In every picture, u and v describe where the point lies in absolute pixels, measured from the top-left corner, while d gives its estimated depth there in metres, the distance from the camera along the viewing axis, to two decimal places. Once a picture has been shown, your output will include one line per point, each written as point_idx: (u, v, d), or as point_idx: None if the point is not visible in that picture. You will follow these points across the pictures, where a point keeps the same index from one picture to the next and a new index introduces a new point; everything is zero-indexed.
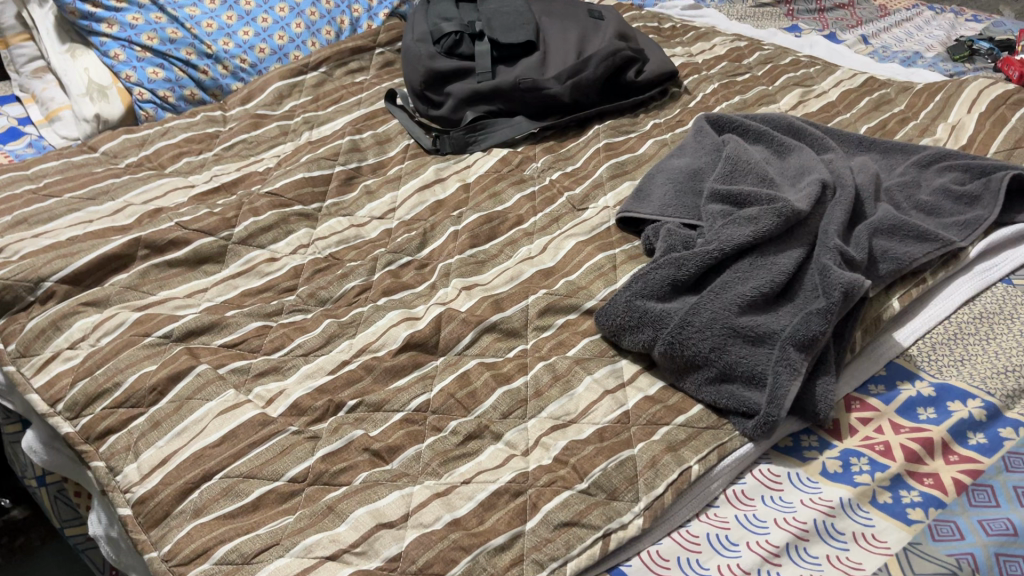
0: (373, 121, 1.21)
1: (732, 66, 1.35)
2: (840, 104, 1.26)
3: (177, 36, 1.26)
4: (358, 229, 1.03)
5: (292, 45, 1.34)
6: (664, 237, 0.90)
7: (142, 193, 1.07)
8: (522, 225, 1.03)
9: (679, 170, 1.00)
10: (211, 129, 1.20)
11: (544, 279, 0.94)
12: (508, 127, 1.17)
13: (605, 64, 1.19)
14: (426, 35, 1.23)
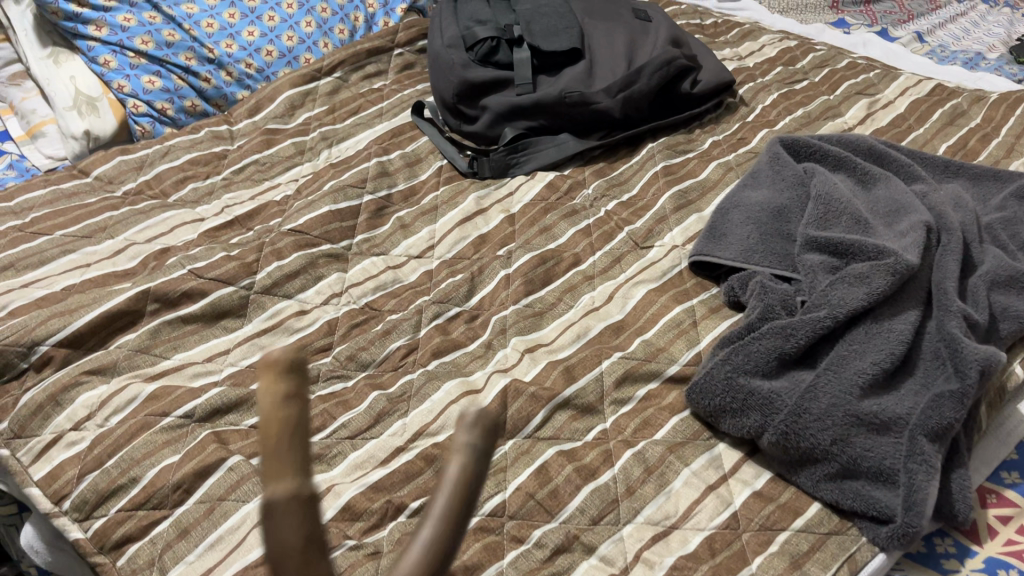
0: (399, 139, 1.09)
1: (787, 72, 1.23)
2: (911, 116, 1.15)
3: (174, 39, 1.12)
4: (394, 272, 0.91)
5: (302, 46, 1.20)
6: (758, 294, 0.79)
7: (145, 228, 0.94)
8: (579, 266, 0.91)
9: (760, 207, 0.89)
10: (218, 148, 1.06)
11: (615, 336, 0.82)
12: (554, 146, 1.05)
13: (659, 75, 1.07)
14: (457, 40, 1.09)
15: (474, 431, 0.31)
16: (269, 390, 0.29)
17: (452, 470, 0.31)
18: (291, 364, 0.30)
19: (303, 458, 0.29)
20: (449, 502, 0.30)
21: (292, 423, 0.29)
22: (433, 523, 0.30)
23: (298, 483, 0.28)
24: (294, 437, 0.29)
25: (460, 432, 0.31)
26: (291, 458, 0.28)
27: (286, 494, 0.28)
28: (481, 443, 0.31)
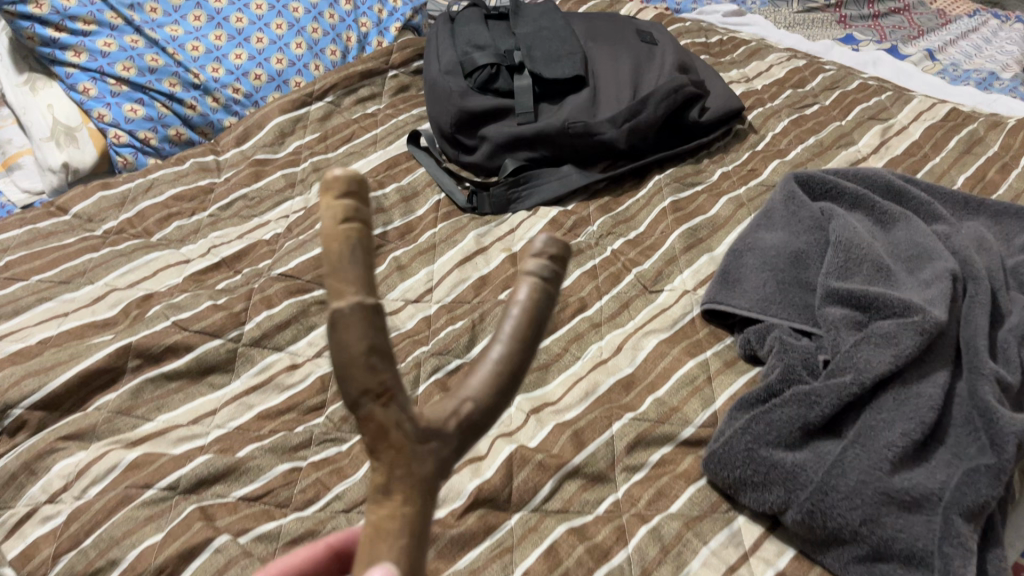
0: (394, 171, 1.04)
1: (797, 95, 1.19)
2: (926, 144, 1.11)
3: (158, 64, 1.07)
4: (390, 319, 0.87)
5: (292, 69, 1.15)
6: (777, 352, 0.75)
7: (126, 272, 0.89)
8: (586, 311, 0.87)
9: (777, 251, 0.85)
10: (203, 182, 1.01)
11: (625, 392, 0.78)
12: (557, 180, 1.00)
13: (666, 103, 1.02)
14: (455, 66, 1.05)
15: (550, 262, 0.32)
16: (330, 208, 0.28)
17: (529, 277, 0.32)
18: (358, 184, 0.29)
19: (367, 274, 0.28)
20: (522, 319, 0.31)
21: (354, 237, 0.28)
22: (506, 341, 0.31)
23: (364, 296, 0.28)
24: (358, 250, 0.28)
25: (534, 250, 0.32)
26: (356, 272, 0.28)
27: (359, 315, 0.27)
28: (554, 284, 0.32)
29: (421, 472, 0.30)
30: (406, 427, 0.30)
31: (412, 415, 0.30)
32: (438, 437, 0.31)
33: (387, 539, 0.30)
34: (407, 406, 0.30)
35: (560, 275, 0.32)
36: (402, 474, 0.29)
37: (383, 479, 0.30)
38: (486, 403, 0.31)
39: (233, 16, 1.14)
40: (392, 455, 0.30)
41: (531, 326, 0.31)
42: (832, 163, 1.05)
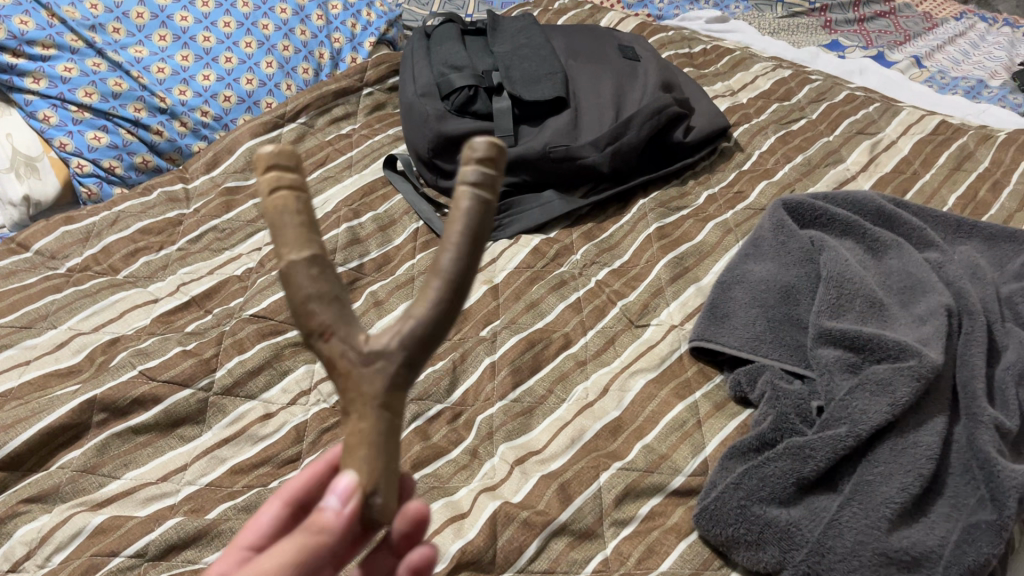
0: (371, 198, 1.00)
1: (783, 109, 1.16)
2: (916, 160, 1.08)
3: (121, 89, 1.02)
4: None
5: (263, 89, 1.11)
6: (769, 397, 0.72)
7: (91, 314, 0.85)
8: (570, 348, 0.84)
9: (767, 286, 0.82)
10: (172, 214, 0.97)
11: (613, 438, 0.75)
12: (538, 207, 0.97)
13: (650, 125, 0.99)
14: (431, 88, 1.01)
15: (477, 175, 0.35)
16: (263, 182, 0.35)
17: (462, 191, 0.35)
18: (287, 157, 0.35)
19: (302, 232, 0.35)
20: (467, 227, 0.35)
21: (283, 203, 0.34)
22: (453, 247, 0.35)
23: (301, 250, 0.34)
24: (294, 214, 0.35)
25: (465, 166, 0.35)
26: (291, 232, 0.34)
27: (297, 270, 0.34)
28: (482, 195, 0.35)
29: (372, 389, 0.36)
30: (352, 354, 0.36)
31: (360, 341, 0.36)
32: (384, 356, 0.36)
33: (355, 450, 0.36)
34: (352, 338, 0.36)
35: (490, 188, 0.35)
36: (355, 395, 0.36)
37: (344, 401, 0.36)
38: (433, 320, 0.36)
39: (200, 35, 1.10)
40: (345, 379, 0.36)
41: (465, 236, 0.35)
42: (820, 183, 1.02)
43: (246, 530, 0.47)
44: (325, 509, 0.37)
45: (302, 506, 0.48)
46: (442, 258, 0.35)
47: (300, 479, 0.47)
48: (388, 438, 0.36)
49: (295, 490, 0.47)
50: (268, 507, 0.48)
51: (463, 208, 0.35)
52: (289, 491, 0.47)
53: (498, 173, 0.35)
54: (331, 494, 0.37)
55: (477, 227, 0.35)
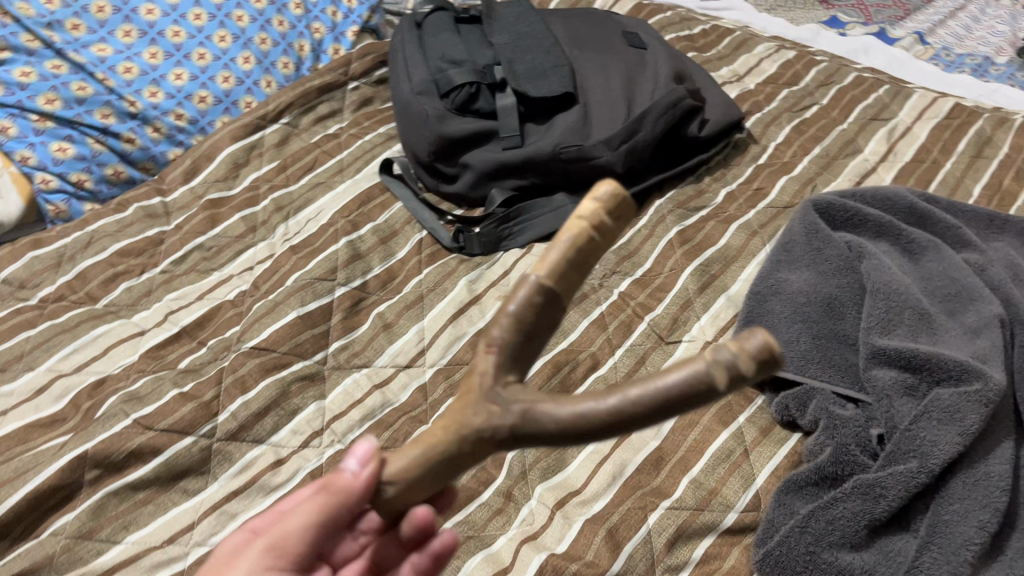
0: (368, 208, 0.93)
1: (794, 95, 1.11)
2: (935, 147, 1.04)
3: (86, 93, 0.93)
4: (382, 393, 0.77)
5: (241, 88, 1.02)
6: (825, 426, 0.67)
7: (72, 352, 0.77)
8: (599, 370, 0.78)
9: (808, 300, 0.77)
10: (152, 231, 0.89)
11: (656, 471, 0.70)
12: (551, 212, 0.91)
13: (664, 119, 0.93)
14: (429, 84, 0.94)
15: (729, 355, 0.30)
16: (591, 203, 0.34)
17: (583, 224, 0.33)
18: (616, 205, 0.34)
19: (561, 265, 0.33)
20: (564, 255, 0.33)
21: (578, 237, 0.33)
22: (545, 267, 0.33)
23: (543, 278, 0.33)
24: (573, 248, 0.33)
25: (594, 198, 0.34)
26: (555, 258, 0.33)
27: (529, 289, 0.33)
28: (713, 376, 0.30)
29: (473, 421, 0.34)
30: (488, 381, 0.34)
31: (500, 381, 0.34)
32: (498, 411, 0.34)
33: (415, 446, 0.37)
34: (498, 370, 0.34)
35: (730, 375, 0.30)
36: (457, 412, 0.35)
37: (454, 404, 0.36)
38: (562, 432, 0.33)
39: (169, 29, 1.00)
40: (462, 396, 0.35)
41: (572, 265, 0.33)
42: (842, 177, 0.97)
43: (285, 500, 0.53)
44: (344, 473, 0.42)
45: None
46: (623, 396, 0.31)
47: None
48: (457, 459, 0.35)
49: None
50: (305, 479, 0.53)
51: (682, 373, 0.31)
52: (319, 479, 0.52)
53: (751, 367, 0.30)
54: (353, 459, 0.42)
55: (677, 397, 0.31)
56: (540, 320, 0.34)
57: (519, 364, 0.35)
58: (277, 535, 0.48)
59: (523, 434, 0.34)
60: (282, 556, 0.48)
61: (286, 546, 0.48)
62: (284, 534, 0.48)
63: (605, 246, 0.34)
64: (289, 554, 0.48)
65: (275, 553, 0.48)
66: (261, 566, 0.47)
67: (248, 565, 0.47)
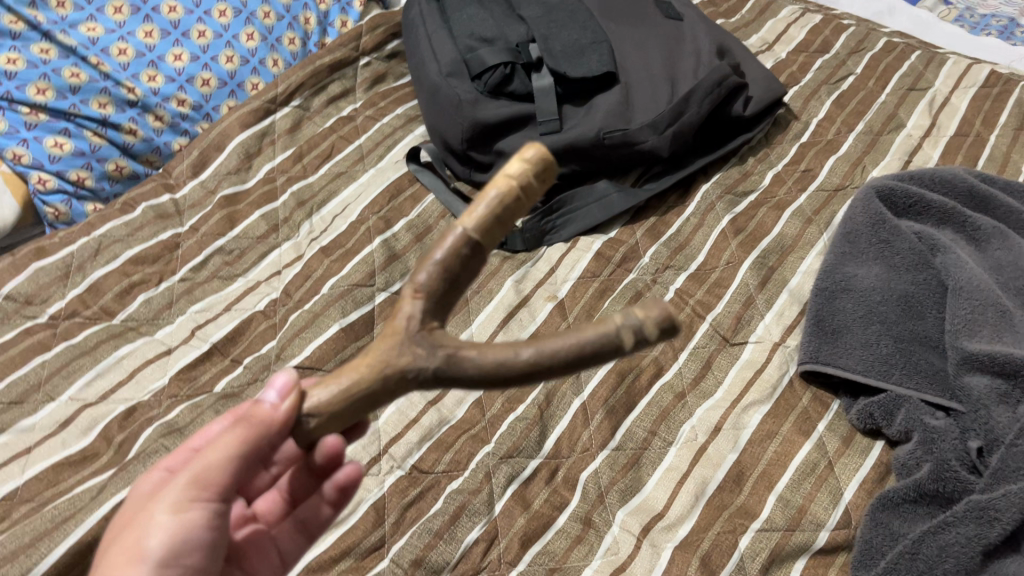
0: (398, 201, 0.87)
1: (828, 66, 1.06)
2: (976, 119, 1.00)
3: (80, 80, 0.84)
4: (437, 410, 0.71)
5: (246, 68, 0.94)
6: (920, 439, 0.64)
7: (95, 378, 0.70)
8: (665, 376, 0.74)
9: (882, 298, 0.73)
10: (166, 234, 0.82)
11: (740, 488, 0.66)
12: (595, 202, 0.85)
13: (711, 99, 0.87)
14: (458, 65, 0.87)
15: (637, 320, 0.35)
16: (519, 161, 0.36)
17: (512, 183, 0.36)
18: (543, 166, 0.36)
19: (489, 219, 0.36)
20: (490, 209, 0.35)
21: (507, 192, 0.35)
22: (474, 220, 0.35)
23: (472, 229, 0.36)
24: (500, 203, 0.35)
25: (522, 159, 0.36)
26: (484, 211, 0.35)
27: (459, 240, 0.35)
28: (623, 337, 0.35)
29: (397, 362, 0.36)
30: (414, 325, 0.36)
31: (426, 327, 0.37)
32: (413, 354, 0.36)
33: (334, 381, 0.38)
34: (425, 317, 0.37)
35: (638, 338, 0.35)
36: (377, 353, 0.37)
37: (373, 344, 0.37)
38: (482, 376, 0.36)
39: (164, 5, 0.91)
40: (388, 337, 0.37)
41: (496, 219, 0.36)
42: (889, 156, 0.93)
43: (198, 435, 0.48)
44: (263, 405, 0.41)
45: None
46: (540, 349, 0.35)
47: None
48: (374, 398, 0.37)
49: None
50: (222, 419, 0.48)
51: (593, 333, 0.35)
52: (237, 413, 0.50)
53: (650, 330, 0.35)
54: (272, 390, 0.41)
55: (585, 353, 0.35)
56: (465, 271, 0.36)
57: (440, 313, 0.37)
58: (194, 469, 0.43)
59: (444, 378, 0.36)
60: (204, 487, 0.43)
61: (208, 477, 0.43)
62: (204, 466, 0.42)
63: (528, 201, 0.37)
64: (212, 486, 0.43)
65: (196, 485, 0.43)
66: (184, 498, 0.42)
67: (168, 500, 0.42)
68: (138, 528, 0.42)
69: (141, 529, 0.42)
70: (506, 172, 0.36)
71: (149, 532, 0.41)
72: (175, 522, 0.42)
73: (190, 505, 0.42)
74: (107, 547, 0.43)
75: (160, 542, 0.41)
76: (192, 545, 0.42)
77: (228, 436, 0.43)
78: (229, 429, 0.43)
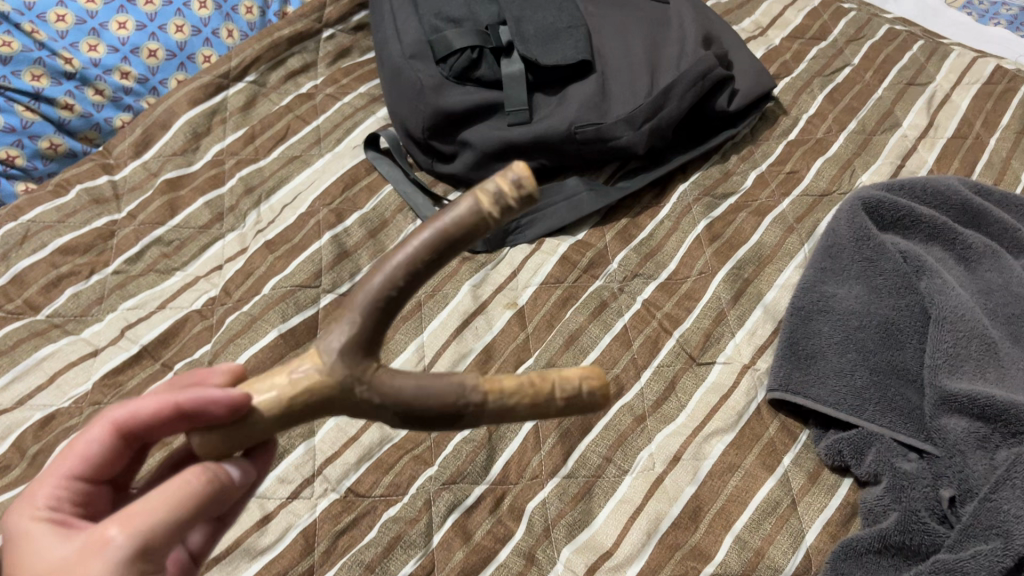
0: (354, 192, 0.81)
1: (823, 56, 1.00)
2: (977, 120, 0.93)
3: (12, 50, 0.78)
4: (379, 428, 0.67)
5: (198, 39, 0.88)
6: (888, 485, 0.60)
7: (12, 381, 0.65)
8: (625, 396, 0.69)
9: (862, 324, 0.69)
10: (100, 221, 0.76)
11: (695, 525, 0.62)
12: (564, 201, 0.80)
13: (693, 93, 0.81)
14: (422, 46, 0.80)
15: (575, 387, 0.33)
16: (581, 396, 0.33)
17: (559, 406, 0.33)
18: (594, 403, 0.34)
19: (504, 419, 0.33)
20: (517, 417, 0.33)
21: (550, 412, 0.33)
22: (486, 420, 0.33)
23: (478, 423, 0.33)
24: (534, 415, 0.33)
25: (584, 390, 0.33)
26: (511, 416, 0.33)
27: (469, 420, 0.33)
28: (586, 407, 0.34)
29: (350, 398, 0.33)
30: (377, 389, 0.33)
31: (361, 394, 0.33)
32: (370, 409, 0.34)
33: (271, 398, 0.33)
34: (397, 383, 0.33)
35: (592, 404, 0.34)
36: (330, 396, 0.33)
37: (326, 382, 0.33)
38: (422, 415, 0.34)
39: None
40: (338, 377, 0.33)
41: (449, 245, 0.30)
42: (880, 159, 0.88)
43: (68, 462, 0.39)
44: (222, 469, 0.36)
45: (136, 435, 0.39)
46: (476, 389, 0.32)
47: (147, 407, 0.37)
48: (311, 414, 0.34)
49: (133, 418, 0.38)
50: (95, 430, 0.39)
51: (570, 385, 0.33)
52: (122, 418, 0.38)
53: (589, 396, 0.33)
54: (232, 467, 0.37)
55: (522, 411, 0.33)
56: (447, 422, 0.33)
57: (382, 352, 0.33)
58: (134, 538, 0.33)
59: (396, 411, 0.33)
60: (151, 557, 0.34)
61: (155, 544, 0.34)
62: (149, 532, 0.33)
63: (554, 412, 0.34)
64: (157, 553, 0.34)
65: (143, 553, 0.33)
66: (128, 573, 0.33)
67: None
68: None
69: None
70: (564, 399, 0.33)
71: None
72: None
73: None
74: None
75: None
76: None
77: (163, 489, 0.35)
78: (168, 484, 0.35)
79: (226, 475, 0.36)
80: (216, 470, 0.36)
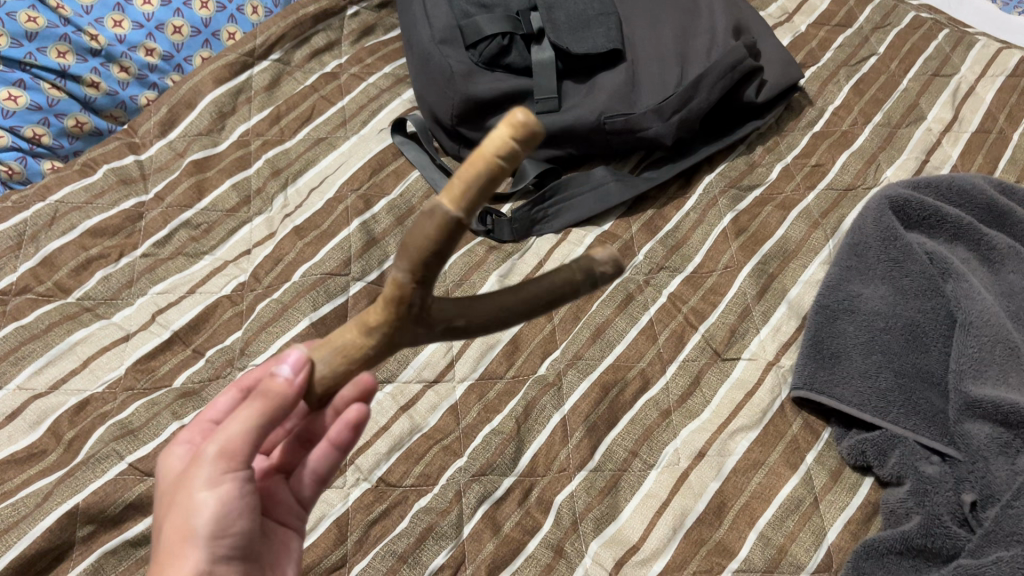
0: (381, 178, 0.81)
1: (849, 44, 0.99)
2: (1001, 113, 0.93)
3: (37, 26, 0.77)
4: (409, 418, 0.68)
5: (223, 15, 0.87)
6: (912, 488, 0.62)
7: (45, 366, 0.66)
8: (651, 391, 0.70)
9: (886, 325, 0.70)
10: (128, 203, 0.76)
11: (719, 521, 0.64)
12: (591, 191, 0.80)
13: (723, 84, 0.80)
14: (453, 31, 0.80)
15: (503, 129, 0.27)
16: (499, 133, 0.27)
17: (493, 156, 0.28)
18: (531, 133, 0.27)
19: (463, 199, 0.29)
20: (466, 189, 0.28)
21: (484, 165, 0.28)
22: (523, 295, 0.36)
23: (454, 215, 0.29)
24: (478, 179, 0.28)
25: (512, 125, 0.27)
26: (460, 191, 0.29)
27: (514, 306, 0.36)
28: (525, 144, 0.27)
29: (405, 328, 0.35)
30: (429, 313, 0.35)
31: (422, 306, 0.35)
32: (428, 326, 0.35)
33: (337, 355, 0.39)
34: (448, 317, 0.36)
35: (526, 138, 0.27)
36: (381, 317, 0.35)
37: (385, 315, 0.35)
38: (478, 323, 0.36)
39: None
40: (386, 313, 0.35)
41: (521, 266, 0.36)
42: (905, 154, 0.88)
43: (205, 412, 0.50)
44: (271, 382, 0.40)
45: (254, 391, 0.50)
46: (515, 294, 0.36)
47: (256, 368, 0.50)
48: None
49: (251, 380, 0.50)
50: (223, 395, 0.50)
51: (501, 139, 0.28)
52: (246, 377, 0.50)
53: (520, 128, 0.27)
54: (285, 364, 0.39)
55: (468, 181, 0.28)
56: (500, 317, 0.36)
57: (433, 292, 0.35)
58: (218, 444, 0.41)
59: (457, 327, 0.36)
60: (235, 458, 0.42)
61: (236, 448, 0.41)
62: (229, 438, 0.41)
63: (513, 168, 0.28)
64: (240, 456, 0.42)
65: (226, 457, 0.41)
66: (216, 472, 0.41)
67: (203, 476, 0.41)
68: (180, 509, 0.41)
69: (183, 513, 0.41)
70: (492, 143, 0.27)
71: (192, 512, 0.41)
72: (216, 496, 0.41)
73: (223, 478, 0.42)
74: (158, 537, 0.43)
75: (207, 520, 0.41)
76: (235, 515, 0.42)
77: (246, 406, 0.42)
78: (248, 402, 0.42)
79: (276, 382, 0.40)
80: (267, 383, 0.40)
